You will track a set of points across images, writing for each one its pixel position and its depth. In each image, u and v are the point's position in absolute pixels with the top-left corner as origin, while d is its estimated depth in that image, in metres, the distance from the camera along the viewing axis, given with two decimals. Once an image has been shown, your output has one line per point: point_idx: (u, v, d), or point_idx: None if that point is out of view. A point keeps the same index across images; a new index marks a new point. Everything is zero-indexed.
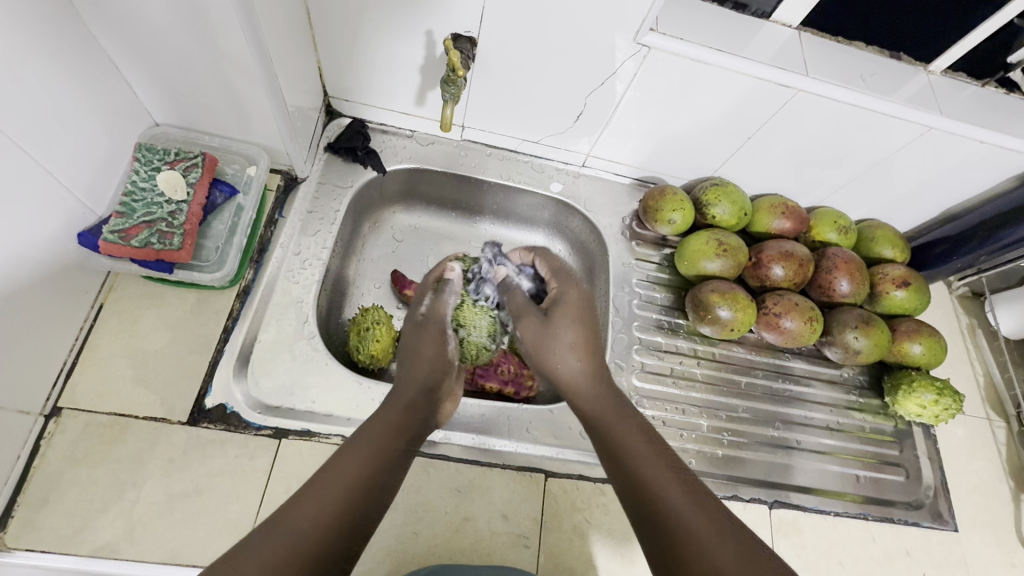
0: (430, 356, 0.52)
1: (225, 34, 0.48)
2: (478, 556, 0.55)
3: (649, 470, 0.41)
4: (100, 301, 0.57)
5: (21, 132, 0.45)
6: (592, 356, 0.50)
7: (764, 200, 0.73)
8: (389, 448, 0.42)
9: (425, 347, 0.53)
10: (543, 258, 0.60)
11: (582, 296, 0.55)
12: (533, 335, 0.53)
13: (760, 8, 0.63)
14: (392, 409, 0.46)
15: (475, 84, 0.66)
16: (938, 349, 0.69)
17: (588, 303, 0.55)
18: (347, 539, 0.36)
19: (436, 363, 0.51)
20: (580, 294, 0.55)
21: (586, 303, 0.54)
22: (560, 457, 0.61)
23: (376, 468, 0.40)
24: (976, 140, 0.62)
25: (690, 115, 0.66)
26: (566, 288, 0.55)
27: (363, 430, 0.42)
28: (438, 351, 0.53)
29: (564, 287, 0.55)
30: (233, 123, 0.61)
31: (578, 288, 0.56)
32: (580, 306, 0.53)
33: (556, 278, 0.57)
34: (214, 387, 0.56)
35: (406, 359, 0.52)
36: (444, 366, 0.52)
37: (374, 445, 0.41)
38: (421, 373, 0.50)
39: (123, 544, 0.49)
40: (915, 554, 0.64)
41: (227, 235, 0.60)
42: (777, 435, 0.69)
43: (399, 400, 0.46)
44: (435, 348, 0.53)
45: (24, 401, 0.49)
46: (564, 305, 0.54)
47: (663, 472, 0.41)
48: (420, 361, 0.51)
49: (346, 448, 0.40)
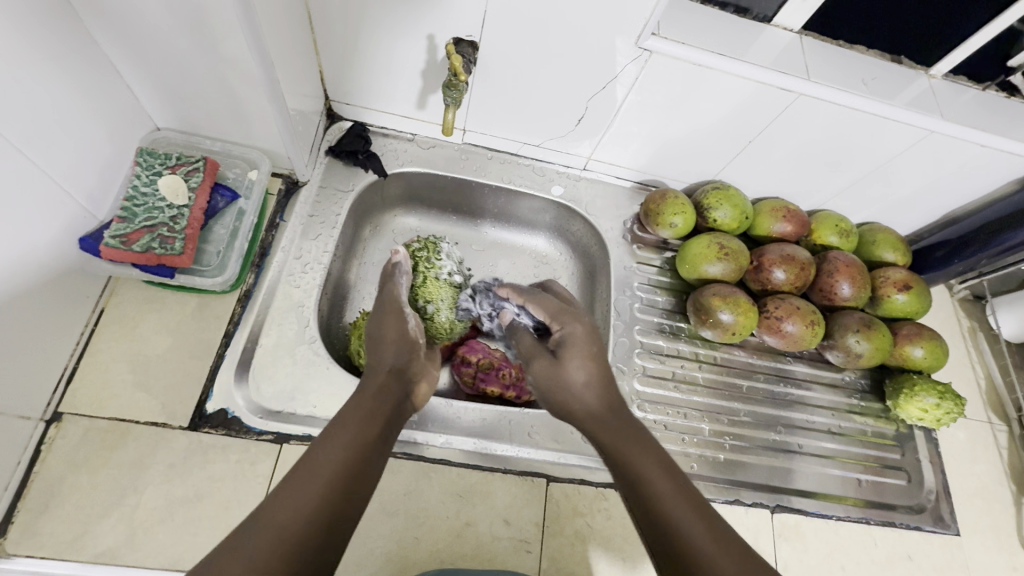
0: (394, 337, 0.51)
1: (227, 39, 0.48)
2: (479, 562, 0.55)
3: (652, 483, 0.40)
4: (101, 305, 0.57)
5: (22, 136, 0.45)
6: (601, 373, 0.47)
7: (765, 203, 0.73)
8: (365, 438, 0.40)
9: (388, 330, 0.52)
10: (540, 299, 0.55)
11: (587, 331, 0.50)
12: (546, 381, 0.48)
13: (761, 13, 0.63)
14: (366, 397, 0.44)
15: (476, 88, 0.66)
16: (940, 353, 0.69)
17: (595, 337, 0.50)
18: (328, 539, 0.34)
19: (401, 344, 0.50)
20: (585, 329, 0.50)
21: (590, 336, 0.50)
22: (562, 461, 0.61)
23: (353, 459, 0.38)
24: (977, 144, 0.62)
25: (692, 118, 0.66)
26: (569, 323, 0.51)
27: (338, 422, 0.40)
28: (400, 331, 0.52)
29: (568, 323, 0.51)
30: (233, 127, 0.61)
31: (581, 322, 0.51)
32: (587, 342, 0.49)
33: (558, 316, 0.52)
34: (215, 392, 0.56)
35: (373, 344, 0.51)
36: (411, 347, 0.51)
37: (350, 438, 0.39)
38: (390, 355, 0.49)
39: (124, 550, 0.48)
40: (916, 558, 0.64)
41: (228, 239, 0.60)
42: (778, 439, 0.69)
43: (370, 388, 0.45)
44: (398, 327, 0.52)
45: (25, 407, 0.49)
46: (569, 344, 0.49)
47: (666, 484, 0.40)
48: (387, 343, 0.51)
49: (321, 445, 0.38)
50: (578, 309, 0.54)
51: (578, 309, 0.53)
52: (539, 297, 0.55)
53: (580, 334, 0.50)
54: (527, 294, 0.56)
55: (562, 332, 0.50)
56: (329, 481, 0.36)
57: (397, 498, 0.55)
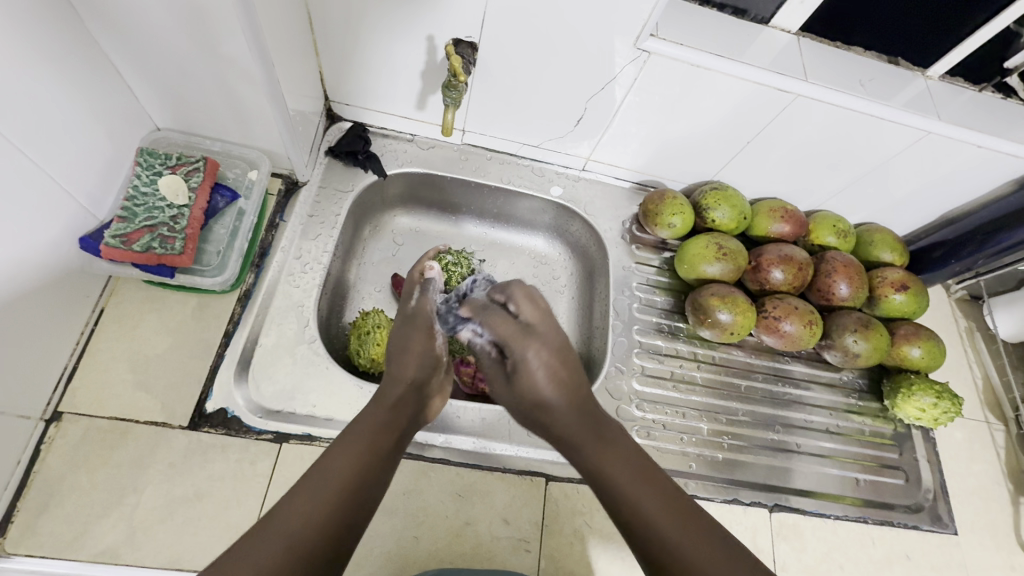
0: (420, 352, 0.51)
1: (228, 39, 0.48)
2: (478, 561, 0.55)
3: (634, 492, 0.40)
4: (101, 305, 0.57)
5: (24, 137, 0.45)
6: (570, 388, 0.46)
7: (763, 204, 0.74)
8: (377, 449, 0.40)
9: (414, 344, 0.52)
10: (494, 318, 0.48)
11: (550, 351, 0.46)
12: (512, 399, 0.47)
13: (759, 14, 0.63)
14: (383, 408, 0.45)
15: (475, 88, 0.66)
16: (938, 353, 0.70)
17: (558, 356, 0.47)
18: (342, 537, 0.36)
19: (425, 360, 0.51)
20: (548, 350, 0.46)
21: (552, 356, 0.46)
22: (561, 461, 0.61)
23: (364, 472, 0.38)
24: (974, 144, 0.62)
25: (690, 119, 0.66)
26: (526, 347, 0.46)
27: (349, 430, 0.41)
28: (427, 348, 0.52)
29: (522, 348, 0.46)
30: (234, 127, 0.61)
31: (539, 345, 0.46)
32: (549, 363, 0.46)
33: (512, 340, 0.46)
34: (215, 392, 0.56)
35: (396, 355, 0.51)
36: (432, 362, 0.52)
37: (362, 447, 0.40)
38: (411, 369, 0.50)
39: (123, 549, 0.49)
40: (914, 557, 0.65)
41: (228, 239, 0.60)
42: (776, 438, 0.69)
43: (387, 399, 0.46)
44: (424, 344, 0.52)
45: (25, 406, 0.49)
46: (527, 371, 0.45)
47: (648, 490, 0.40)
48: (411, 356, 0.50)
49: (334, 451, 0.39)
50: (539, 327, 0.48)
51: (537, 326, 0.48)
52: (493, 314, 0.49)
53: (539, 358, 0.46)
54: (480, 313, 0.49)
55: (515, 357, 0.46)
56: (344, 483, 0.37)
57: (396, 497, 0.55)
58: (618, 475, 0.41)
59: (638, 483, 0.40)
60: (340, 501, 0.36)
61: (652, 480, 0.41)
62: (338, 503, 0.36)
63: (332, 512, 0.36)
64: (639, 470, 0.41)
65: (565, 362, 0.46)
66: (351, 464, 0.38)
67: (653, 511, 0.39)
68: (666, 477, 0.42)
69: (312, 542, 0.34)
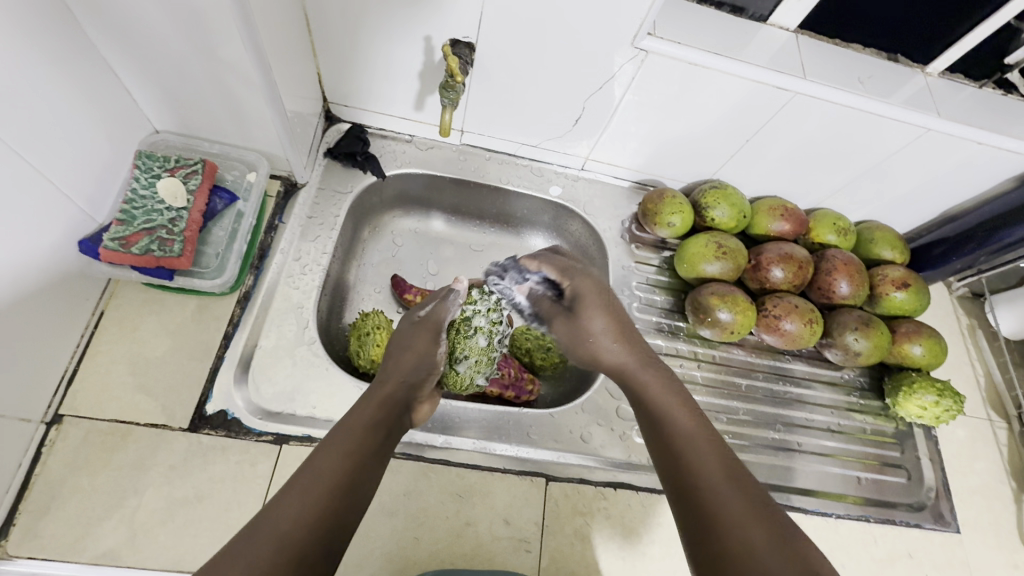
0: (420, 351, 0.53)
1: (225, 42, 0.49)
2: (478, 562, 0.55)
3: (683, 430, 0.45)
4: (101, 307, 0.58)
5: (22, 141, 0.45)
6: (624, 333, 0.55)
7: (763, 202, 0.73)
8: (365, 443, 0.41)
9: (416, 344, 0.53)
10: (551, 258, 0.58)
11: (595, 283, 0.58)
12: (570, 337, 0.56)
13: (757, 12, 0.63)
14: (372, 406, 0.45)
15: (474, 88, 0.66)
16: (939, 350, 0.69)
17: (605, 291, 0.57)
18: (334, 536, 0.35)
19: (421, 360, 0.52)
20: (594, 283, 0.57)
21: (600, 291, 0.57)
22: (560, 460, 0.61)
23: (354, 469, 0.39)
24: (973, 141, 0.62)
25: (689, 117, 0.66)
26: (578, 279, 0.57)
27: (343, 426, 0.42)
28: (427, 351, 0.53)
29: (578, 280, 0.57)
30: (232, 129, 0.61)
31: (591, 279, 0.58)
32: (599, 294, 0.56)
33: (566, 274, 0.57)
34: (215, 394, 0.56)
35: (394, 351, 0.53)
36: (429, 369, 0.52)
37: (350, 443, 0.40)
38: (407, 368, 0.51)
39: (124, 551, 0.49)
40: (917, 555, 0.64)
41: (227, 241, 0.61)
42: (777, 437, 0.69)
43: (377, 395, 0.47)
44: (427, 344, 0.53)
45: (26, 408, 0.50)
46: (582, 299, 0.56)
47: (700, 441, 0.43)
48: (409, 357, 0.52)
49: (323, 447, 0.40)
50: (588, 267, 0.59)
51: (586, 267, 0.59)
52: (549, 257, 0.58)
53: (592, 289, 0.57)
54: (539, 257, 0.58)
55: (572, 286, 0.57)
56: (336, 480, 0.37)
57: (396, 498, 0.55)
58: (668, 411, 0.47)
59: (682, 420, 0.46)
60: (333, 494, 0.37)
61: (695, 416, 0.46)
62: (328, 499, 0.36)
63: (325, 505, 0.36)
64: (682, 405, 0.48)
65: (611, 302, 0.57)
66: (340, 458, 0.39)
67: (699, 446, 0.43)
68: (712, 425, 0.46)
69: (303, 536, 0.34)
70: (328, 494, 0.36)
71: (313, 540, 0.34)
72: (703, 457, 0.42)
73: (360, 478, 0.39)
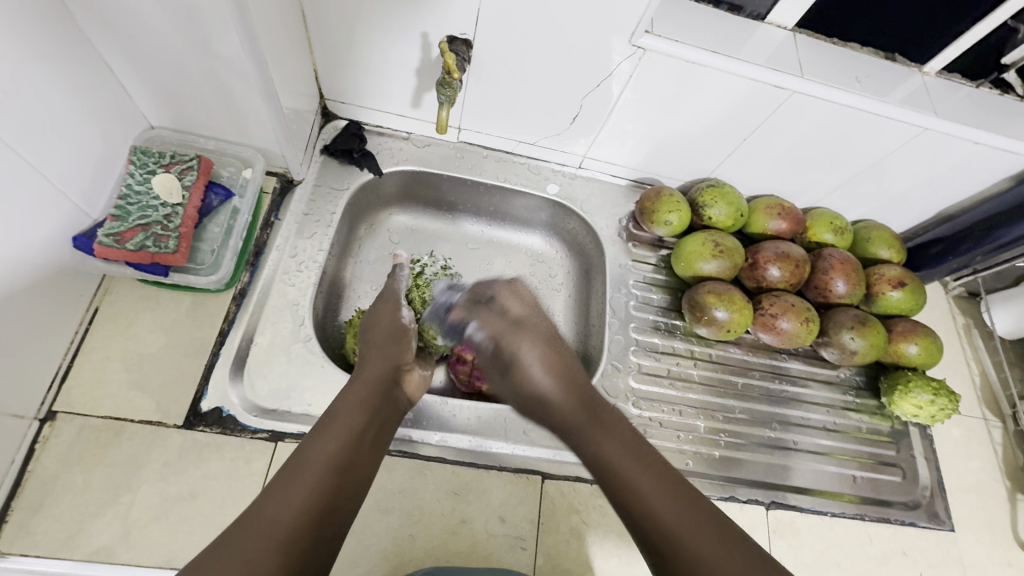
0: (386, 328, 0.55)
1: (219, 37, 0.48)
2: (474, 558, 0.55)
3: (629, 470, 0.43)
4: (95, 304, 0.57)
5: (16, 135, 0.45)
6: (561, 377, 0.53)
7: (760, 201, 0.73)
8: (355, 424, 0.42)
9: (380, 321, 0.55)
10: (484, 318, 0.59)
11: (537, 346, 0.56)
12: (512, 391, 0.56)
13: (755, 10, 0.63)
14: (359, 389, 0.46)
15: (471, 85, 0.66)
16: (934, 349, 0.69)
17: (545, 347, 0.56)
18: (324, 521, 0.35)
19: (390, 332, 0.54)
20: (537, 342, 0.56)
21: (542, 349, 0.56)
22: (558, 459, 0.60)
23: (346, 453, 0.39)
24: (970, 140, 0.62)
25: (687, 115, 0.66)
26: (517, 345, 0.56)
27: (332, 413, 0.43)
28: (393, 320, 0.55)
29: (513, 344, 0.57)
30: (228, 125, 0.61)
31: (533, 342, 0.56)
32: (540, 353, 0.55)
33: (504, 336, 0.57)
34: (210, 390, 0.56)
35: (365, 332, 0.55)
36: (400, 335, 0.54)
37: (341, 430, 0.41)
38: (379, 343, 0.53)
39: (119, 548, 0.48)
40: (911, 554, 0.64)
41: (223, 238, 0.60)
42: (774, 435, 0.69)
43: (362, 378, 0.47)
44: (390, 316, 0.56)
45: (19, 405, 0.49)
46: (518, 361, 0.56)
47: (641, 469, 0.43)
48: (377, 335, 0.54)
49: (314, 437, 0.40)
50: (526, 321, 0.58)
51: (524, 321, 0.58)
52: (484, 315, 0.59)
53: (530, 351, 0.55)
54: (471, 315, 0.60)
55: (510, 354, 0.56)
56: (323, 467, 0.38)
57: (392, 496, 0.55)
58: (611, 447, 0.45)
59: (636, 468, 0.43)
60: (321, 484, 0.37)
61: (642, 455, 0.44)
62: (314, 493, 0.36)
63: (312, 495, 0.36)
64: (634, 450, 0.44)
65: (553, 351, 0.56)
66: (332, 446, 0.39)
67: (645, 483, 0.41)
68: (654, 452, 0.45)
69: (291, 525, 0.34)
70: (313, 490, 0.36)
71: (302, 525, 0.34)
72: (645, 487, 0.41)
73: (353, 459, 0.39)
